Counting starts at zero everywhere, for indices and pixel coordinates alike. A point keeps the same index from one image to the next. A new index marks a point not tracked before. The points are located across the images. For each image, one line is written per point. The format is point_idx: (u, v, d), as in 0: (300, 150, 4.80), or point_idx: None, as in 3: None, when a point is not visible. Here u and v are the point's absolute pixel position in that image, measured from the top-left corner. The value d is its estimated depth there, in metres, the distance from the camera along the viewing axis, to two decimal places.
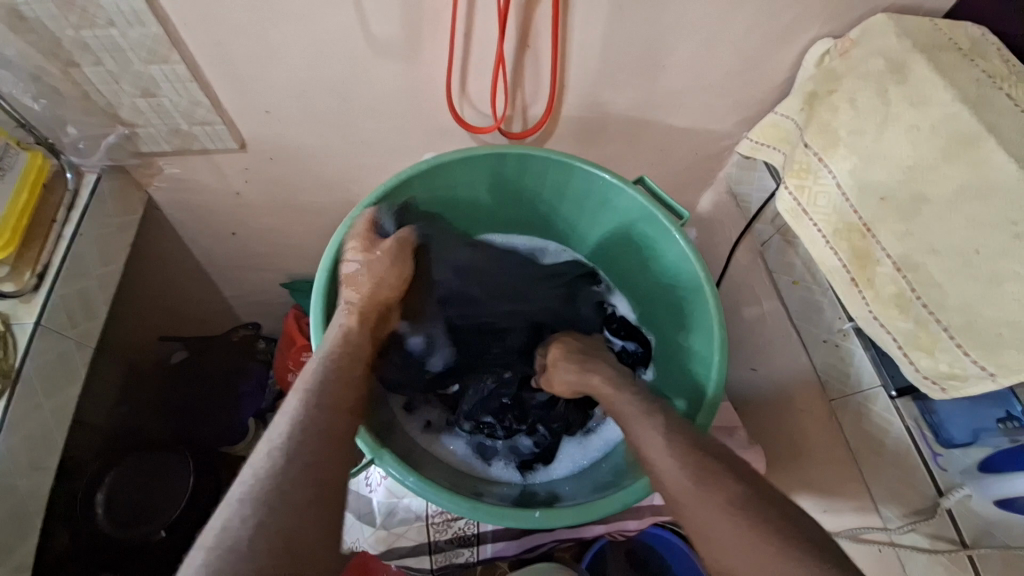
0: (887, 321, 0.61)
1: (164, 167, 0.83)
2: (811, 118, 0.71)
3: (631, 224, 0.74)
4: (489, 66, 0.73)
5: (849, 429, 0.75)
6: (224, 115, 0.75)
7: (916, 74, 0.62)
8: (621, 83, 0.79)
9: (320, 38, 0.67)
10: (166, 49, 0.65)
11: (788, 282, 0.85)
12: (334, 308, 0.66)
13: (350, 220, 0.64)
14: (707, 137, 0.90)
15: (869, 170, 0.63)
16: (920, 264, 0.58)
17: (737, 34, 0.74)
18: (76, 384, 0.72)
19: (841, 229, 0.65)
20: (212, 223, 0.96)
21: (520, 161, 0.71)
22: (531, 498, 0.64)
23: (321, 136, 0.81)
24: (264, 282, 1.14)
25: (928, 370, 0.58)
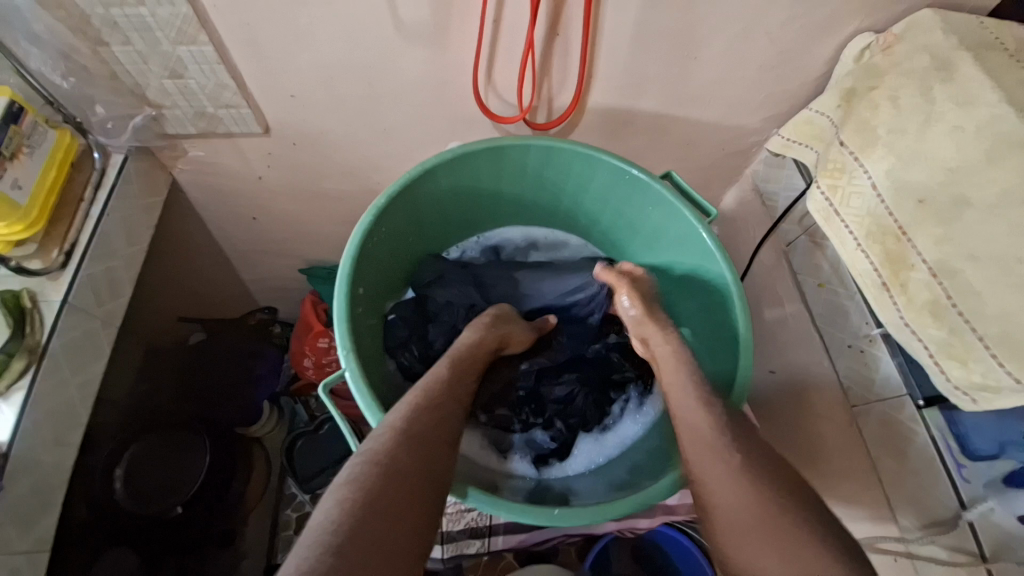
0: (919, 328, 0.60)
1: (188, 149, 0.83)
2: (848, 116, 0.69)
3: (656, 219, 0.73)
4: (516, 55, 0.72)
5: (869, 436, 0.73)
6: (249, 98, 0.75)
7: (962, 73, 0.59)
8: (650, 74, 0.77)
9: (347, 22, 0.66)
10: (194, 30, 0.65)
11: (813, 285, 0.83)
12: (358, 296, 0.65)
13: (376, 207, 0.64)
14: (735, 133, 0.88)
15: (907, 171, 0.61)
16: (958, 270, 0.56)
17: (773, 26, 0.71)
18: (101, 361, 0.73)
19: (875, 232, 0.64)
20: (233, 207, 0.96)
21: (546, 153, 0.70)
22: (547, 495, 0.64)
23: (344, 122, 0.80)
24: (282, 267, 1.14)
25: (959, 380, 0.57)
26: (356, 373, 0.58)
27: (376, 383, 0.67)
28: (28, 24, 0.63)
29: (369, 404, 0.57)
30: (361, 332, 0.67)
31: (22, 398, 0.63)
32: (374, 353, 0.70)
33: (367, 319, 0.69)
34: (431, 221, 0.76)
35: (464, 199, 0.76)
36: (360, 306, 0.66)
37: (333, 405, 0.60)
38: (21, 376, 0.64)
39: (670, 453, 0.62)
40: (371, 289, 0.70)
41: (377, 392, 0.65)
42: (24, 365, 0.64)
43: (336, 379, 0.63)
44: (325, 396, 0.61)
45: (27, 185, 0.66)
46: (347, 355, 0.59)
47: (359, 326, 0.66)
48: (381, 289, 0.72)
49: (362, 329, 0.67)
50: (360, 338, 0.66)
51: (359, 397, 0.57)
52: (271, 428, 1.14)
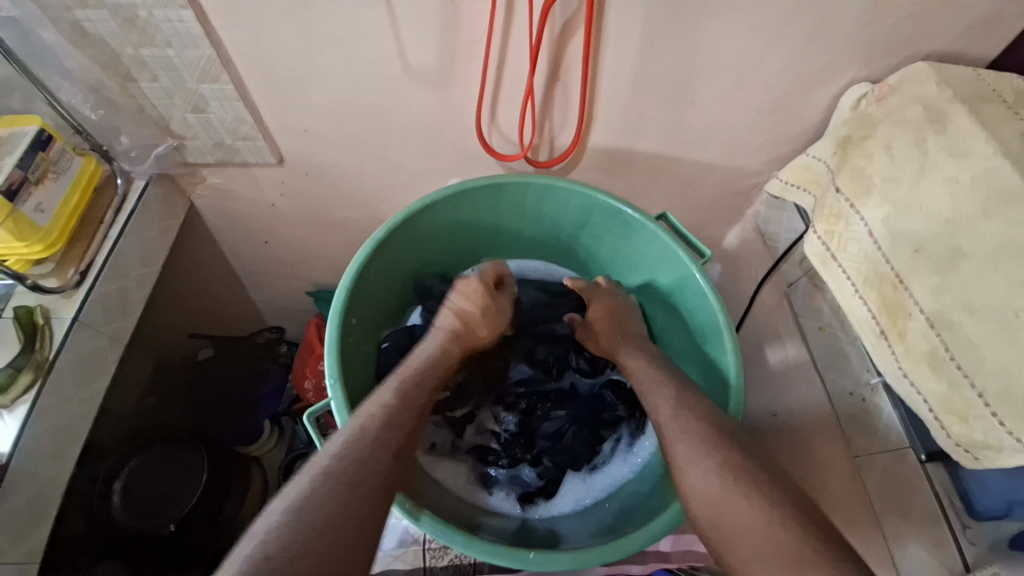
0: (918, 380, 0.58)
1: (206, 177, 0.87)
2: (844, 163, 0.69)
3: (652, 257, 0.74)
4: (517, 98, 0.75)
5: (872, 483, 0.71)
6: (266, 132, 0.79)
7: (955, 124, 0.60)
8: (649, 117, 0.79)
9: (358, 65, 0.70)
10: (217, 70, 0.69)
11: (814, 328, 0.82)
12: (351, 324, 0.67)
13: (373, 240, 0.66)
14: (735, 174, 0.89)
15: (903, 219, 0.61)
16: (955, 322, 0.55)
17: (769, 76, 0.73)
18: (104, 378, 0.75)
19: (872, 279, 0.63)
20: (246, 231, 1.00)
21: (542, 191, 0.72)
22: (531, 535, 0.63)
23: (352, 155, 0.84)
24: (290, 290, 1.17)
25: (960, 437, 0.55)
26: (342, 403, 0.58)
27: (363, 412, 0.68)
28: (64, 61, 0.68)
29: None
30: (351, 360, 0.67)
31: (26, 411, 0.65)
32: (364, 381, 0.70)
33: (358, 346, 0.70)
34: (429, 251, 0.78)
35: (463, 232, 0.78)
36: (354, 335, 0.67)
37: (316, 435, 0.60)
38: (26, 391, 0.66)
39: (657, 500, 0.61)
40: (364, 317, 0.71)
41: None
42: (29, 380, 0.66)
43: (324, 406, 0.63)
44: (311, 425, 0.61)
45: (50, 207, 0.70)
46: (335, 385, 0.59)
47: (350, 355, 0.67)
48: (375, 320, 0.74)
49: (353, 357, 0.68)
50: (350, 365, 0.67)
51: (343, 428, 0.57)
52: (268, 449, 1.12)
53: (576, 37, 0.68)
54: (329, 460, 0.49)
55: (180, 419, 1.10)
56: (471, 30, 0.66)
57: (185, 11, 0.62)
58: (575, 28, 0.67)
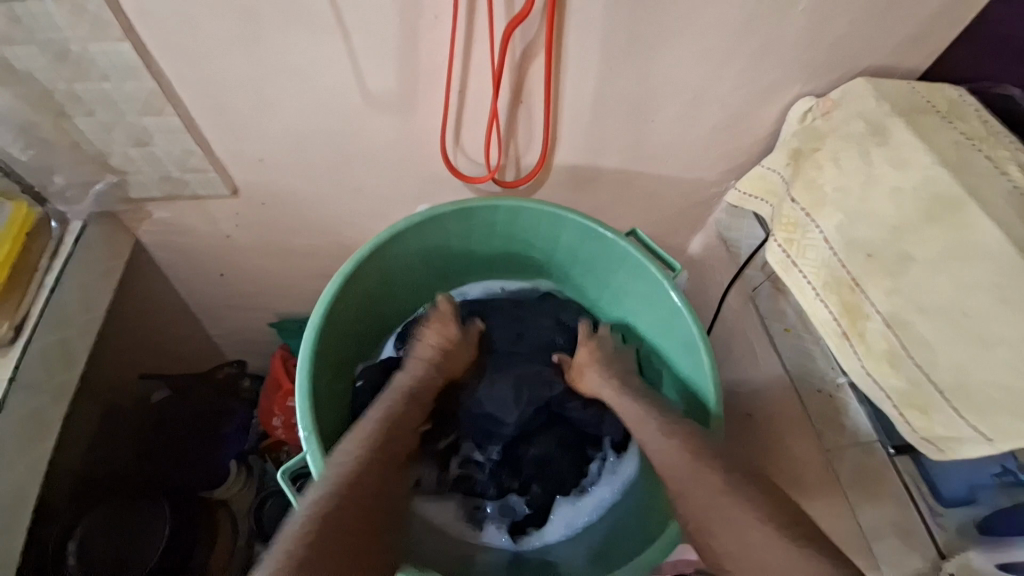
0: (880, 378, 0.61)
1: (153, 212, 0.82)
2: (797, 173, 0.72)
3: (624, 274, 0.76)
4: (481, 121, 0.75)
5: (844, 475, 0.73)
6: (217, 163, 0.75)
7: (897, 137, 0.64)
8: (612, 134, 0.80)
9: (315, 93, 0.68)
10: (161, 103, 0.65)
11: (779, 330, 0.85)
12: (319, 372, 0.64)
13: (328, 294, 0.63)
14: (695, 185, 0.92)
15: (854, 226, 0.65)
16: (909, 322, 0.59)
17: (721, 92, 0.76)
18: (50, 439, 0.69)
19: (831, 283, 0.66)
20: (200, 264, 0.94)
21: (512, 213, 0.73)
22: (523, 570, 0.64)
23: (313, 183, 0.81)
24: (251, 322, 1.12)
25: (923, 431, 0.58)
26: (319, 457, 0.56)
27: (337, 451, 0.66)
28: None
29: (333, 489, 0.55)
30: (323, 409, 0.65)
31: None
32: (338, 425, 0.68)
33: (327, 392, 0.67)
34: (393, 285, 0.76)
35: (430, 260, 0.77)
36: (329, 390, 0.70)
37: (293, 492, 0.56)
38: None
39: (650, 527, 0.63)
40: (332, 361, 0.68)
41: None
42: None
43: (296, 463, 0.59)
44: (283, 482, 0.57)
45: None
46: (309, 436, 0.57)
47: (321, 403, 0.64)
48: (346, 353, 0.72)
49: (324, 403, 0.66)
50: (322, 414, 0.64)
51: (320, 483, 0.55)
52: (237, 489, 1.06)
53: (537, 61, 0.68)
54: (322, 506, 0.53)
55: (135, 469, 1.01)
56: (431, 57, 0.65)
57: (123, 44, 0.59)
58: (536, 52, 0.67)
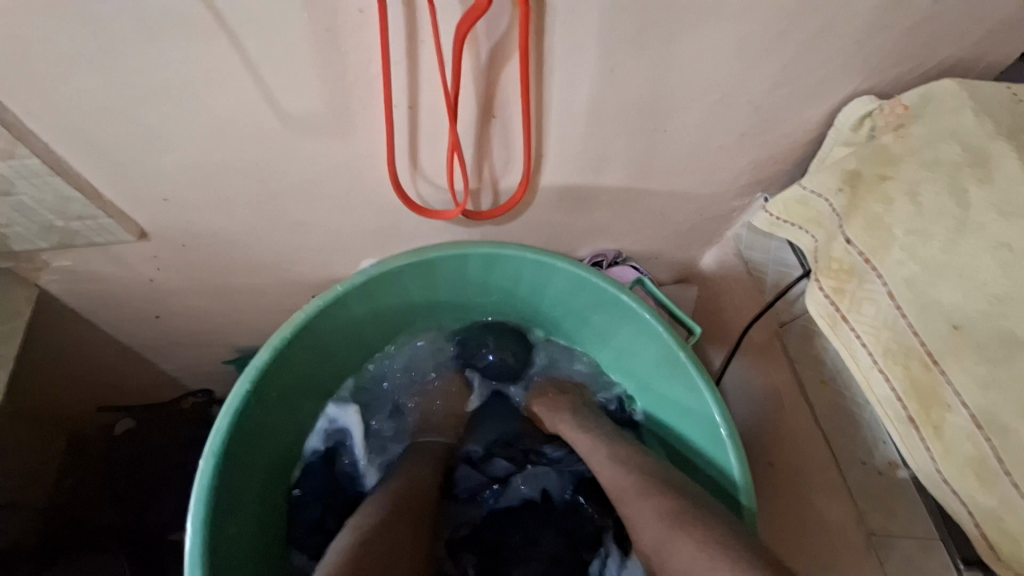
0: (962, 490, 0.47)
1: (50, 261, 0.67)
2: (855, 205, 0.55)
3: (626, 329, 0.61)
4: (441, 144, 0.58)
5: (892, 569, 0.60)
6: (110, 205, 0.59)
7: (1003, 171, 0.47)
8: (613, 148, 0.64)
9: (219, 119, 0.51)
10: (8, 143, 0.49)
11: (814, 380, 0.71)
12: (231, 502, 0.51)
13: (234, 404, 0.49)
14: (713, 200, 0.76)
15: (936, 287, 0.49)
16: (1010, 427, 0.44)
17: (753, 94, 0.59)
18: None
19: (896, 353, 0.51)
20: (128, 308, 0.80)
21: (487, 261, 0.58)
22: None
23: (242, 222, 0.65)
24: (204, 358, 0.98)
25: (1016, 563, 0.45)
26: None
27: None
28: None
29: None
30: (238, 547, 0.52)
31: None
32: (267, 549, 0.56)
33: (251, 514, 0.55)
34: (335, 359, 0.62)
35: (381, 321, 0.63)
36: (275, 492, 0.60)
37: None
38: None
39: None
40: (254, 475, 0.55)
41: None
42: None
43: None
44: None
45: None
46: None
47: (237, 535, 0.52)
48: (281, 445, 0.60)
49: (243, 534, 0.53)
50: (238, 552, 0.51)
51: None
52: None
53: (512, 64, 0.51)
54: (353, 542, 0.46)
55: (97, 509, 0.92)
56: (365, 69, 0.48)
57: None
58: (512, 52, 0.50)
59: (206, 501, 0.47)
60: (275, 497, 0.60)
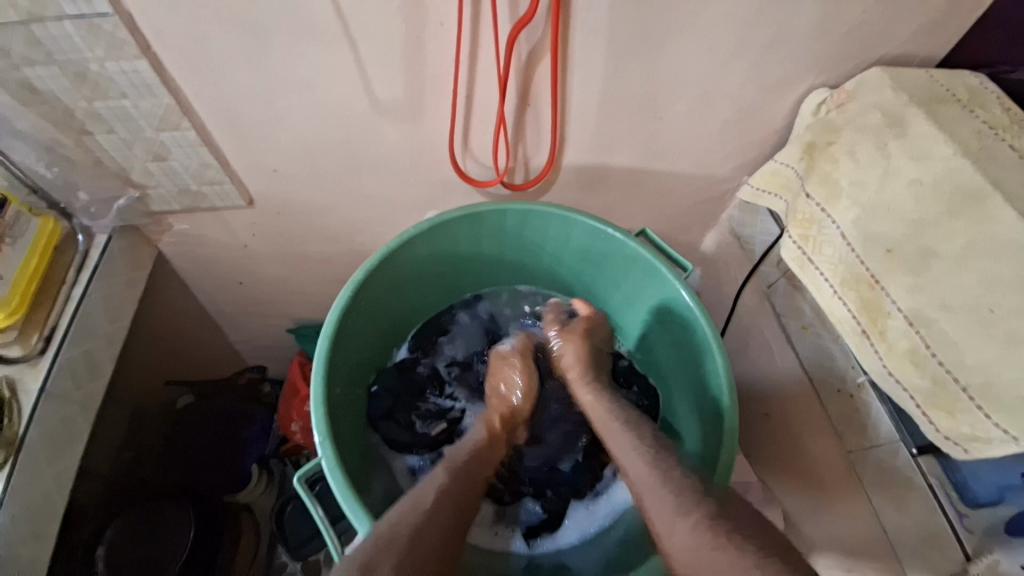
0: (902, 377, 0.60)
1: (173, 224, 0.84)
2: (812, 169, 0.71)
3: (636, 274, 0.76)
4: (489, 124, 0.74)
5: (867, 476, 0.72)
6: (232, 174, 0.77)
7: (914, 129, 0.63)
8: (621, 132, 0.79)
9: (324, 103, 0.69)
10: (176, 117, 0.68)
11: (797, 327, 0.83)
12: (334, 384, 0.66)
13: (339, 306, 0.65)
14: (708, 182, 0.90)
15: (873, 222, 0.63)
16: (933, 319, 0.57)
17: (732, 87, 0.75)
18: (78, 446, 0.72)
19: (849, 280, 0.65)
20: (218, 274, 0.95)
21: (522, 216, 0.73)
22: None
23: (326, 193, 0.82)
24: (268, 329, 1.12)
25: (949, 430, 0.57)
26: (332, 461, 0.58)
27: (354, 450, 0.69)
28: (12, 122, 0.66)
29: (345, 491, 0.57)
30: (339, 419, 0.68)
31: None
32: (355, 428, 0.72)
33: (345, 400, 0.71)
34: (405, 292, 0.78)
35: (438, 265, 0.79)
36: (357, 385, 0.75)
37: (307, 497, 0.59)
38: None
39: None
40: (347, 372, 0.71)
41: (356, 472, 0.66)
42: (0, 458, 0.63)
43: (311, 468, 0.62)
44: (300, 487, 0.60)
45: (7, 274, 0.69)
46: (323, 441, 0.59)
47: (338, 411, 0.67)
48: (362, 358, 0.75)
49: (340, 412, 0.69)
50: (339, 423, 0.67)
51: (335, 486, 0.57)
52: (260, 493, 1.07)
53: (543, 63, 0.68)
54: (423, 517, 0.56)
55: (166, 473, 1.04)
56: (436, 64, 0.65)
57: (140, 61, 0.61)
58: (542, 54, 0.67)
59: (322, 367, 0.63)
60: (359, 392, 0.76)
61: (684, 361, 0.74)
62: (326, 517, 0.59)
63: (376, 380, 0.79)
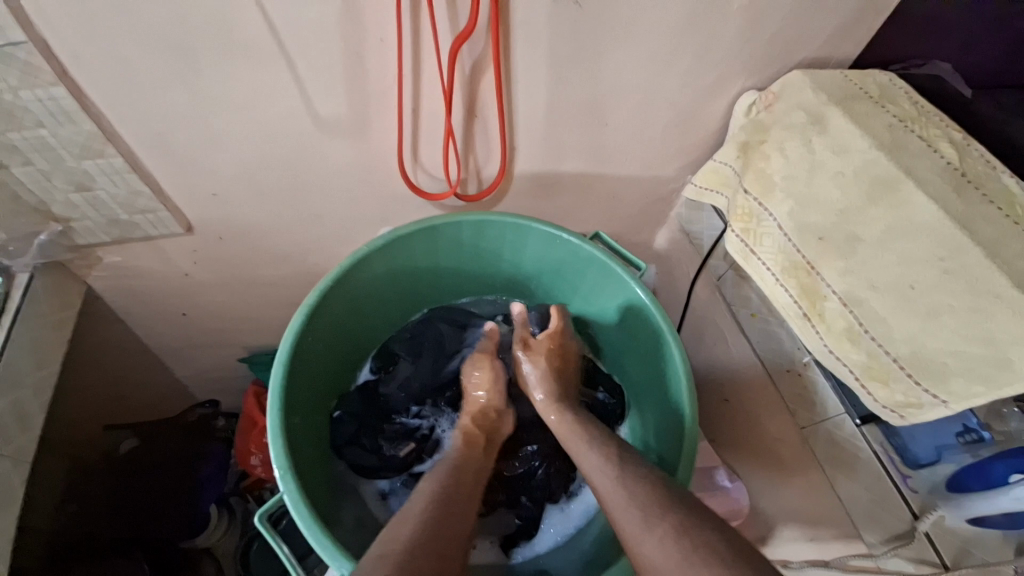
0: (842, 354, 0.65)
1: (103, 257, 0.79)
2: (748, 165, 0.75)
3: (592, 275, 0.77)
4: (438, 137, 0.74)
5: (819, 448, 0.77)
6: (167, 201, 0.73)
7: (834, 125, 0.68)
8: (569, 139, 0.81)
9: (263, 122, 0.66)
10: (101, 144, 0.63)
11: (746, 315, 0.88)
12: (292, 412, 0.64)
13: (293, 332, 0.63)
14: (654, 182, 0.94)
15: (804, 212, 0.68)
16: (863, 298, 0.62)
17: (669, 93, 0.78)
18: (10, 509, 0.65)
19: (788, 267, 0.69)
20: (159, 306, 0.90)
21: (476, 226, 0.73)
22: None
23: (273, 214, 0.79)
24: (217, 360, 1.05)
25: (886, 400, 0.62)
26: (296, 495, 0.56)
27: (319, 479, 0.67)
28: None
29: (312, 527, 0.55)
30: (302, 449, 0.65)
31: None
32: (319, 457, 0.70)
33: (306, 429, 0.68)
34: (362, 311, 0.77)
35: (394, 281, 0.77)
36: (316, 411, 0.72)
37: (270, 536, 0.56)
38: None
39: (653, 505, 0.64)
40: (305, 399, 0.68)
41: (322, 504, 0.64)
42: None
43: (273, 504, 0.59)
44: (262, 527, 0.57)
45: None
46: (285, 475, 0.57)
47: (298, 441, 0.65)
48: (320, 384, 0.72)
49: (302, 441, 0.66)
50: (301, 452, 0.65)
51: (300, 522, 0.55)
52: (220, 536, 1.00)
53: (487, 75, 0.69)
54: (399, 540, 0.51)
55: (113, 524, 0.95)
56: (380, 79, 0.65)
57: (57, 88, 0.57)
58: (486, 66, 0.68)
59: (278, 396, 0.60)
60: (320, 418, 0.73)
61: (646, 362, 0.76)
62: (293, 554, 0.57)
63: (338, 405, 0.77)
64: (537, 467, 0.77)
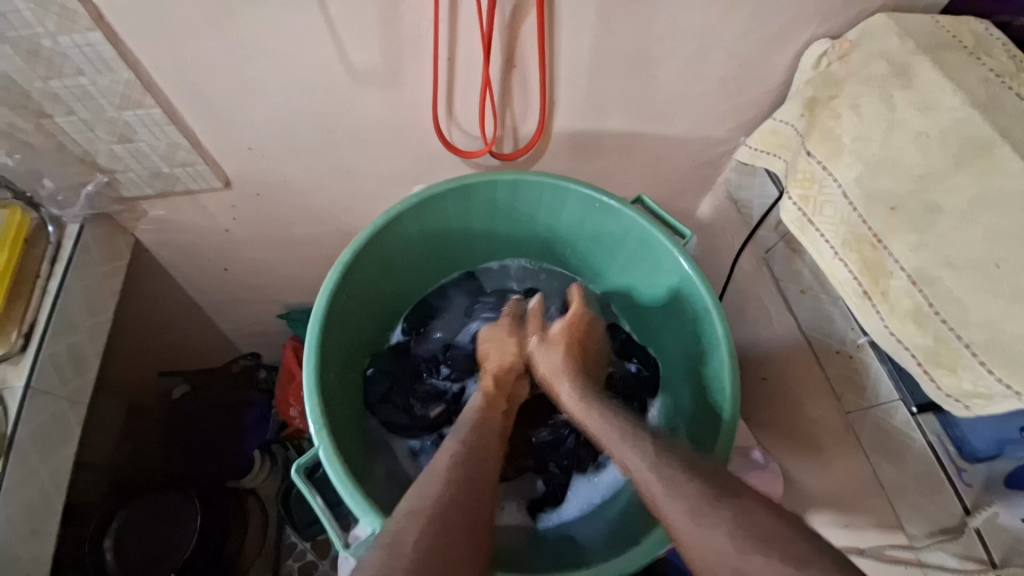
0: (904, 336, 0.59)
1: (148, 210, 0.81)
2: (812, 125, 0.68)
3: (632, 242, 0.73)
4: (474, 91, 0.71)
5: (866, 436, 0.72)
6: (205, 154, 0.73)
7: (921, 78, 0.60)
8: (612, 95, 0.76)
9: (294, 72, 0.64)
10: (139, 94, 0.63)
11: (795, 290, 0.82)
12: (328, 371, 0.65)
13: (327, 290, 0.63)
14: (703, 145, 0.87)
15: (875, 177, 0.61)
16: (937, 277, 0.56)
17: (728, 42, 0.71)
18: (71, 444, 0.70)
19: (850, 240, 0.63)
20: (201, 261, 0.92)
21: (513, 186, 0.70)
22: (522, 554, 0.66)
23: (308, 170, 0.78)
24: (257, 315, 1.09)
25: (950, 388, 0.56)
26: (330, 449, 0.57)
27: (353, 434, 0.69)
28: None
29: (345, 482, 0.56)
30: (336, 405, 0.66)
31: None
32: (353, 414, 0.71)
33: (340, 386, 0.69)
34: (395, 272, 0.76)
35: (428, 243, 0.76)
36: (351, 367, 0.73)
37: (306, 487, 0.58)
38: None
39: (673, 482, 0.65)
40: (340, 357, 0.69)
41: (356, 459, 0.65)
42: None
43: (309, 456, 0.61)
44: (299, 479, 0.59)
45: None
46: (320, 429, 0.58)
47: (333, 397, 0.66)
48: (354, 343, 0.73)
49: (337, 396, 0.67)
50: (336, 408, 0.66)
51: (335, 476, 0.56)
52: (263, 478, 1.05)
53: (529, 20, 0.64)
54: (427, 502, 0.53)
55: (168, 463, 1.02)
56: (415, 26, 0.61)
57: (94, 34, 0.56)
58: (527, 11, 0.63)
59: (314, 352, 0.61)
60: (355, 375, 0.75)
61: (684, 333, 0.73)
62: (326, 505, 0.59)
63: (372, 363, 0.78)
64: (565, 436, 0.79)
